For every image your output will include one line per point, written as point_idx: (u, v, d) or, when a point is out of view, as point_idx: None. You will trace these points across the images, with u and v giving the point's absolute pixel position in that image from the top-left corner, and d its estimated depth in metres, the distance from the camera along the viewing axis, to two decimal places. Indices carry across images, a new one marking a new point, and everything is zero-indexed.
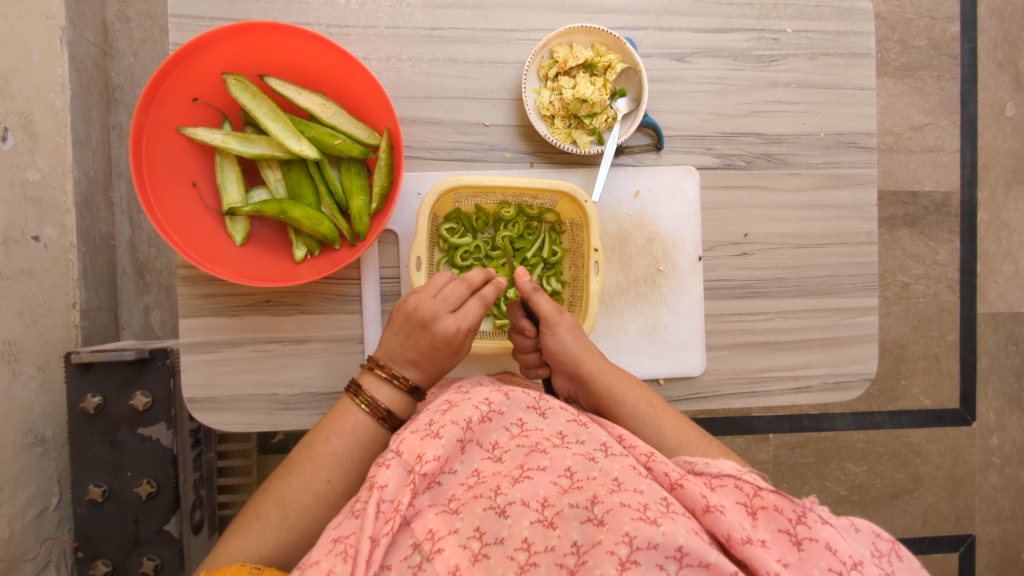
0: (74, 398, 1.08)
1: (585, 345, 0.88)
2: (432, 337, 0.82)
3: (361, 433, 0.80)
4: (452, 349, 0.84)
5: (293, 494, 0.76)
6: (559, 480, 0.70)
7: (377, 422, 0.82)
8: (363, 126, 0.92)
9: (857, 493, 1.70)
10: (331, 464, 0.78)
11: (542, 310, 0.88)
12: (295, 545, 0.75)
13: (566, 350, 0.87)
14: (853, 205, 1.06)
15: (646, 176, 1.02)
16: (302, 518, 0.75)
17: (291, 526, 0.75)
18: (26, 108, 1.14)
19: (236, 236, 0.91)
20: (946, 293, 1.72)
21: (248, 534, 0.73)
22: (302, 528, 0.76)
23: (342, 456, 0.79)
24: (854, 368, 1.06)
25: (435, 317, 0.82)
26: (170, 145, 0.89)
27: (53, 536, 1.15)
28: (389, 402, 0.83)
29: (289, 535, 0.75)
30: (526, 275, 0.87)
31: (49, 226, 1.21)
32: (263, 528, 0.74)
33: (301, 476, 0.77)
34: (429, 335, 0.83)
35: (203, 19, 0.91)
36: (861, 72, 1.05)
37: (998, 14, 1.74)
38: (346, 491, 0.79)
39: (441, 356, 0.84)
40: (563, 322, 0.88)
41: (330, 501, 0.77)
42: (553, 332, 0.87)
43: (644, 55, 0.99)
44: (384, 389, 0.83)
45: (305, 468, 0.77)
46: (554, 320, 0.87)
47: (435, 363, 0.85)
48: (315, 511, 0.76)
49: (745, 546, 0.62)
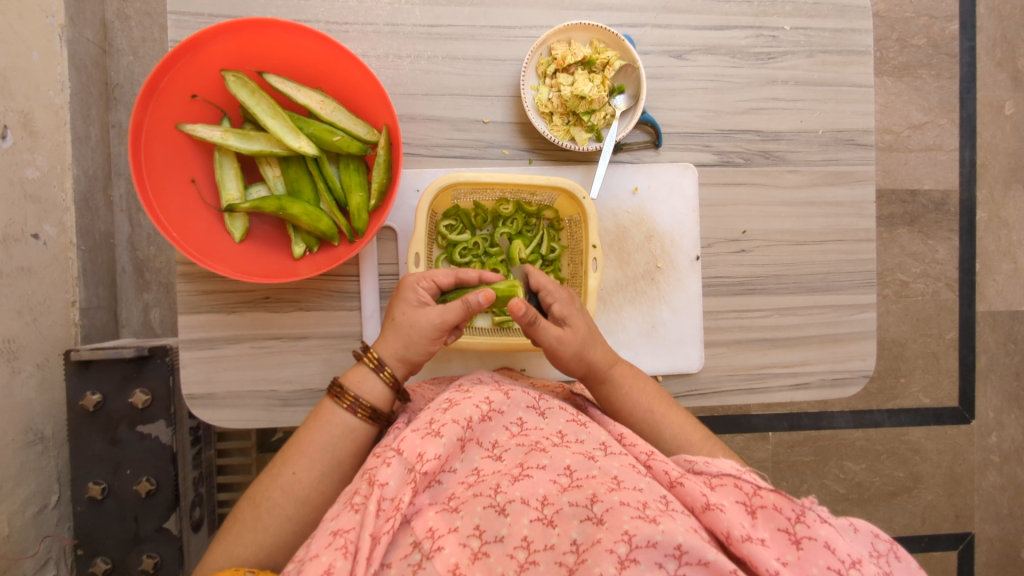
0: (73, 396, 1.08)
1: (589, 364, 0.87)
2: (407, 308, 0.84)
3: (327, 426, 0.80)
4: (420, 326, 0.83)
5: (264, 492, 0.76)
6: (559, 478, 0.70)
7: (354, 416, 0.81)
8: (361, 123, 0.92)
9: (856, 491, 1.70)
10: (294, 457, 0.78)
11: (544, 339, 0.85)
12: (275, 546, 0.75)
13: (571, 371, 0.88)
14: (851, 202, 1.06)
15: (645, 173, 1.02)
16: (276, 517, 0.75)
17: (265, 526, 0.75)
18: (25, 106, 1.14)
19: (235, 233, 0.91)
20: (945, 291, 1.73)
21: (227, 539, 0.74)
22: (278, 526, 0.75)
23: (306, 450, 0.79)
24: (852, 366, 1.06)
25: (414, 292, 0.85)
26: (170, 142, 0.89)
27: (52, 534, 1.15)
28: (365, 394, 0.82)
29: (267, 537, 0.75)
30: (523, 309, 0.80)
31: (49, 225, 1.22)
32: (240, 531, 0.74)
33: (271, 475, 0.78)
34: (405, 306, 0.85)
35: (202, 16, 0.91)
36: (859, 69, 1.05)
37: (996, 13, 1.74)
38: (318, 486, 0.78)
39: (410, 333, 0.83)
40: (567, 351, 0.86)
41: (300, 497, 0.77)
42: (557, 359, 0.87)
43: (643, 52, 1.00)
44: (363, 381, 0.83)
45: (274, 466, 0.79)
46: (554, 349, 0.86)
47: (401, 341, 0.83)
48: (288, 508, 0.76)
49: (744, 544, 0.62)
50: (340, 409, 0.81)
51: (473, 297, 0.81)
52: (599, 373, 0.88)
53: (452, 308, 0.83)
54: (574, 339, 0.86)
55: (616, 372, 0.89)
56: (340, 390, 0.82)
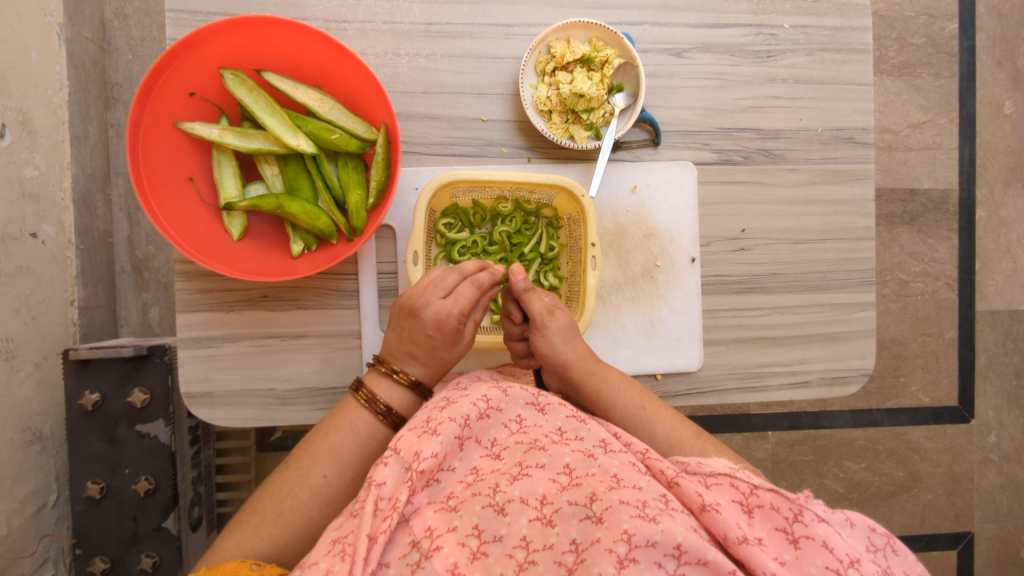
0: (72, 395, 1.08)
1: (578, 348, 0.88)
2: (447, 343, 0.85)
3: (361, 430, 0.80)
4: (459, 346, 0.87)
5: (290, 490, 0.76)
6: (558, 477, 0.70)
7: (384, 423, 0.82)
8: (360, 122, 0.92)
9: (856, 490, 1.70)
10: (326, 459, 0.78)
11: (533, 308, 0.90)
12: (291, 544, 0.74)
13: (555, 352, 0.87)
14: (851, 201, 1.06)
15: (644, 172, 1.02)
16: (299, 515, 0.75)
17: (287, 522, 0.74)
18: (23, 104, 1.14)
19: (232, 231, 0.91)
20: (944, 290, 1.73)
21: (244, 530, 0.73)
22: (299, 526, 0.75)
23: (339, 454, 0.79)
24: (851, 364, 1.06)
25: (451, 325, 0.84)
26: (167, 140, 0.89)
27: (51, 533, 1.15)
28: (391, 401, 0.83)
29: (287, 533, 0.74)
30: (521, 272, 0.89)
31: (47, 224, 1.21)
32: (260, 525, 0.73)
33: (299, 473, 0.77)
34: (445, 343, 0.85)
35: (200, 14, 0.91)
36: (859, 67, 1.04)
37: (996, 12, 1.74)
38: (345, 490, 0.78)
39: (449, 357, 0.87)
40: (552, 321, 0.88)
41: (326, 499, 0.77)
42: (543, 334, 0.87)
43: (642, 50, 0.99)
44: (391, 391, 0.84)
45: (303, 465, 0.78)
46: (542, 320, 0.88)
47: (441, 365, 0.87)
48: (311, 508, 0.76)
49: (742, 546, 0.62)
50: (371, 414, 0.81)
51: (485, 276, 0.87)
52: (586, 366, 0.87)
53: (476, 314, 0.89)
54: (564, 317, 0.89)
55: (604, 367, 0.89)
56: (372, 397, 0.82)
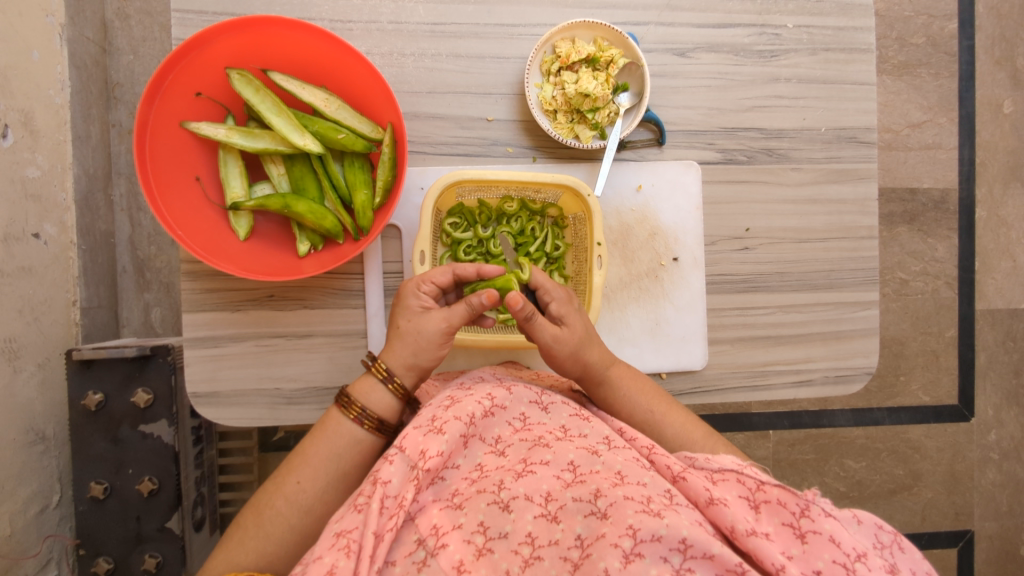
0: (75, 395, 1.08)
1: (586, 366, 0.87)
2: (410, 315, 0.84)
3: (331, 433, 0.80)
4: (427, 331, 0.83)
5: (268, 501, 0.76)
6: (562, 474, 0.70)
7: (359, 426, 0.81)
8: (366, 121, 0.92)
9: (857, 489, 1.71)
10: (299, 466, 0.78)
11: (541, 338, 0.84)
12: (276, 555, 0.74)
13: (565, 372, 0.87)
14: (854, 200, 1.07)
15: (649, 171, 1.03)
16: (278, 525, 0.75)
17: (268, 534, 0.74)
18: (26, 105, 1.13)
19: (239, 231, 0.91)
20: (944, 289, 1.73)
21: (228, 547, 0.73)
22: (280, 536, 0.75)
23: (311, 460, 0.78)
24: (855, 362, 1.07)
25: (417, 298, 0.85)
26: (174, 140, 0.89)
27: (53, 534, 1.15)
28: (371, 403, 0.82)
29: (269, 545, 0.74)
30: (518, 303, 0.80)
31: (49, 224, 1.21)
32: (242, 538, 0.74)
33: (275, 482, 0.77)
34: (408, 313, 0.84)
35: (205, 14, 0.91)
36: (861, 67, 1.05)
37: (995, 12, 1.75)
38: (321, 497, 0.78)
39: (415, 341, 0.83)
40: (563, 350, 0.85)
41: (304, 507, 0.76)
42: (554, 359, 0.86)
43: (647, 50, 1.00)
44: (368, 390, 0.82)
45: (279, 473, 0.78)
46: (552, 349, 0.85)
47: (408, 348, 0.83)
48: (290, 517, 0.75)
49: (749, 539, 0.62)
50: (345, 418, 0.81)
51: (475, 298, 0.82)
52: (595, 375, 0.87)
53: (457, 312, 0.83)
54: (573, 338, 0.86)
55: (613, 371, 0.88)
56: (348, 399, 0.81)
